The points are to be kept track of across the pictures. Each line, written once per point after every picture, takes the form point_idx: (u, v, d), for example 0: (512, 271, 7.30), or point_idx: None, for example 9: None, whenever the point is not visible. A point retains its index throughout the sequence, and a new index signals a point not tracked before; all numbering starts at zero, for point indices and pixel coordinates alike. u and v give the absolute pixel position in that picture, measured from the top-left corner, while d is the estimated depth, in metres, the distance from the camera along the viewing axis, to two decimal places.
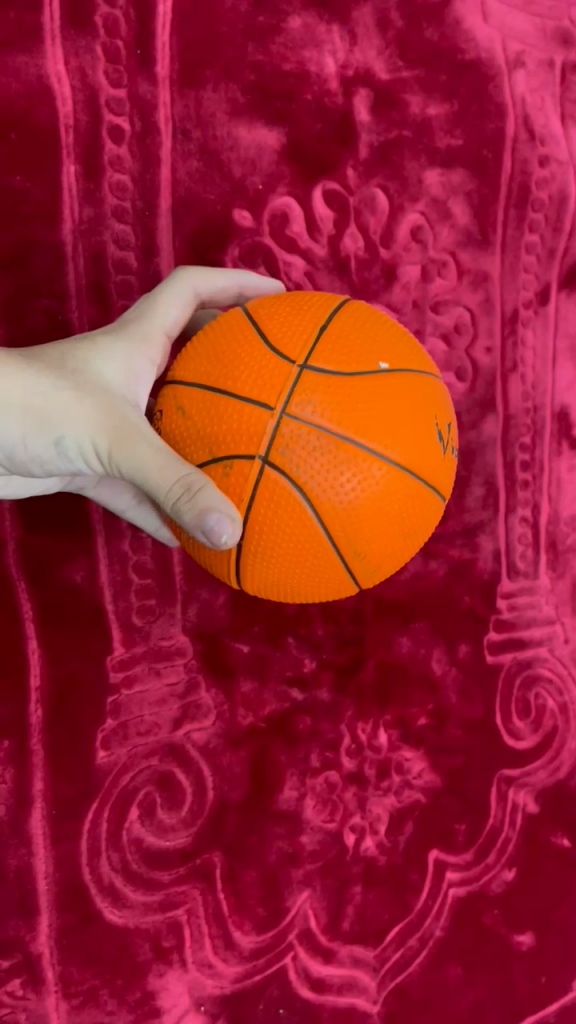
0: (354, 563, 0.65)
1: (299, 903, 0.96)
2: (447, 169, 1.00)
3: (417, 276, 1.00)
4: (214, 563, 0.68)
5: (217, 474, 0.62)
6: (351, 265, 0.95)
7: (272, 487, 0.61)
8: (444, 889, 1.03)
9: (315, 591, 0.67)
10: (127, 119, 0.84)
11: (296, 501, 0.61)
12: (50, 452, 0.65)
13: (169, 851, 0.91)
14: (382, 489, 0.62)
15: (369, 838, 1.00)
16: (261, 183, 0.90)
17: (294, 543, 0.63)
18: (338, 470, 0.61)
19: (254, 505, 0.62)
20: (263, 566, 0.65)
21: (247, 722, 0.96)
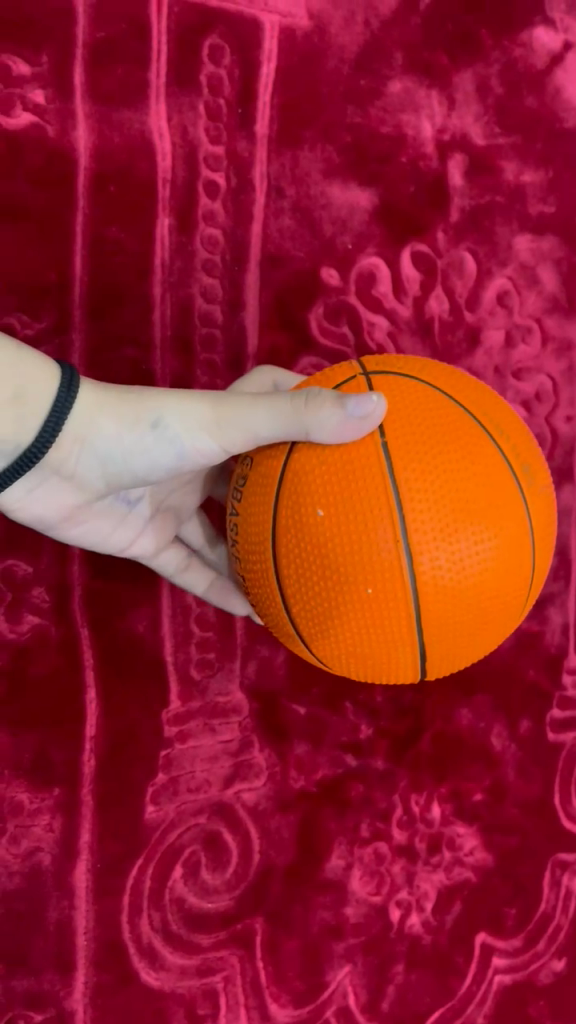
0: (520, 528, 0.61)
1: (338, 978, 0.92)
2: (538, 235, 0.99)
3: (500, 341, 0.98)
4: (386, 595, 0.59)
5: (351, 487, 0.58)
6: (435, 327, 0.94)
7: (408, 442, 0.59)
8: (490, 975, 0.98)
9: (502, 562, 0.60)
10: (223, 176, 0.84)
11: (439, 444, 0.59)
12: (150, 445, 0.64)
13: (210, 914, 0.89)
14: (495, 422, 0.63)
15: (415, 916, 0.97)
16: (350, 242, 0.90)
17: (460, 485, 0.58)
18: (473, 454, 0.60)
19: (401, 459, 0.58)
20: (446, 539, 0.58)
21: (299, 785, 0.94)
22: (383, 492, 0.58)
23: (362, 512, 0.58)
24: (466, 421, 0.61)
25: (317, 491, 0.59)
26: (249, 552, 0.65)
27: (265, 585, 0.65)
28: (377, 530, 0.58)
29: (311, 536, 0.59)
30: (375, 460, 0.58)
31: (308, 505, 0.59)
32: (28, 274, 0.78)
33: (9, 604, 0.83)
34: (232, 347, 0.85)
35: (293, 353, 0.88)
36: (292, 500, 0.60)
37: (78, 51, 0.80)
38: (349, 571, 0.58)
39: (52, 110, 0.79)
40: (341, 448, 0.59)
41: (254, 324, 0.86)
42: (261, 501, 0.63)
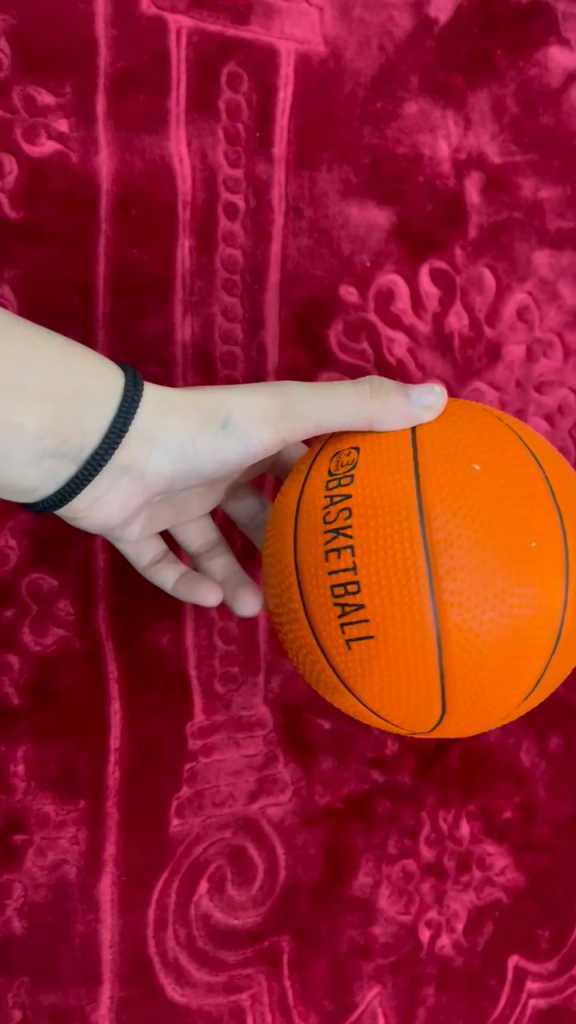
0: None
1: (368, 998, 0.92)
2: (557, 250, 0.99)
3: (521, 356, 0.98)
4: (548, 558, 0.58)
5: (511, 470, 0.59)
6: (454, 343, 0.95)
7: (518, 431, 0.65)
8: (524, 998, 0.97)
9: None
10: (242, 197, 0.86)
11: (547, 451, 0.65)
12: (217, 442, 0.69)
13: (236, 930, 0.88)
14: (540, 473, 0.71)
15: (445, 936, 0.95)
16: (368, 260, 0.91)
17: (562, 471, 0.64)
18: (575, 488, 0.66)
19: (543, 465, 0.62)
20: (571, 507, 0.62)
21: (324, 801, 0.94)
22: (539, 484, 0.60)
23: (513, 465, 0.60)
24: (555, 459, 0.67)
25: (474, 471, 0.58)
26: (371, 529, 0.58)
27: (389, 564, 0.57)
28: (535, 492, 0.59)
29: (469, 486, 0.58)
30: (524, 455, 0.61)
31: (462, 464, 0.59)
32: (51, 296, 0.81)
33: (34, 615, 0.85)
34: (253, 365, 0.87)
35: (314, 368, 0.89)
36: (441, 459, 0.59)
37: (100, 80, 0.83)
38: (516, 519, 0.57)
39: (75, 137, 0.82)
40: (465, 421, 0.63)
41: (274, 341, 0.88)
42: (388, 470, 0.59)
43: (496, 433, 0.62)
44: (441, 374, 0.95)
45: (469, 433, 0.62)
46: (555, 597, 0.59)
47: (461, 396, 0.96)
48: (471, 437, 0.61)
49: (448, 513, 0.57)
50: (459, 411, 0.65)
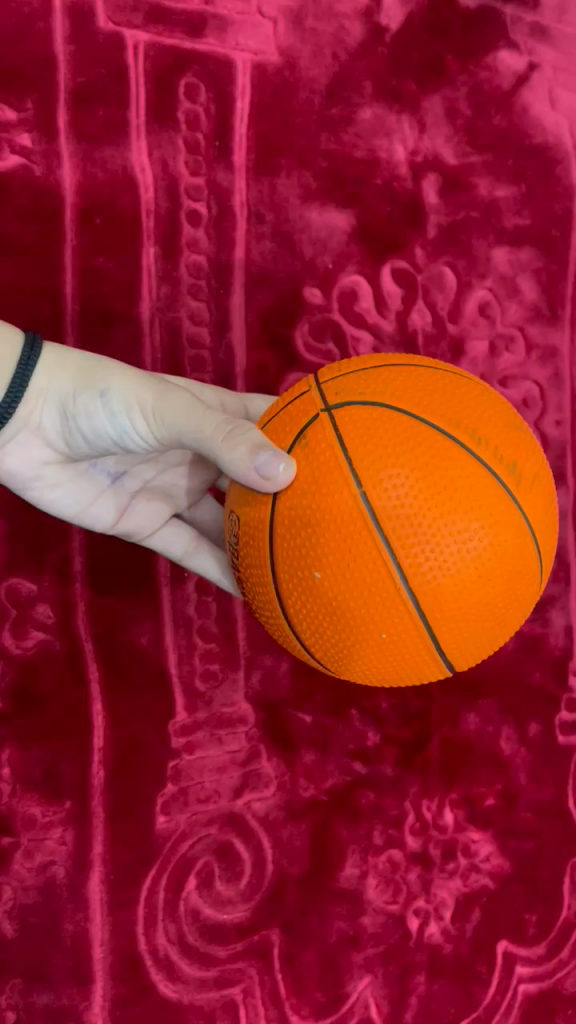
0: (509, 540, 0.60)
1: (360, 989, 0.95)
2: (515, 247, 1.04)
3: (484, 351, 1.04)
4: (402, 632, 0.60)
5: (344, 565, 0.58)
6: (419, 340, 0.99)
7: (375, 484, 0.57)
8: (514, 983, 1.01)
9: (517, 564, 0.61)
10: (204, 204, 0.88)
11: (424, 474, 0.57)
12: (97, 415, 0.70)
13: (226, 925, 0.90)
14: (469, 426, 0.60)
15: (433, 925, 1.00)
16: (331, 261, 0.94)
17: (441, 500, 0.57)
18: (460, 498, 0.58)
19: (390, 526, 0.57)
20: (447, 555, 0.58)
21: (308, 793, 0.96)
22: (380, 564, 0.57)
23: (352, 558, 0.57)
24: (448, 449, 0.59)
25: (315, 571, 0.59)
26: (259, 592, 0.65)
27: (280, 625, 0.66)
28: (380, 578, 0.57)
29: (309, 589, 0.59)
30: (367, 532, 0.57)
31: (305, 563, 0.59)
32: (20, 306, 0.83)
33: (14, 620, 0.86)
34: (221, 366, 0.89)
35: (281, 370, 0.91)
36: (293, 558, 0.60)
37: (61, 95, 0.85)
38: (359, 617, 0.59)
39: (38, 151, 0.84)
40: (313, 492, 0.59)
41: (241, 343, 0.90)
42: (255, 554, 0.63)
43: (339, 507, 0.58)
44: None
45: (309, 512, 0.59)
46: (432, 643, 0.60)
47: None
48: (311, 521, 0.58)
49: (299, 605, 0.61)
50: (325, 458, 0.59)
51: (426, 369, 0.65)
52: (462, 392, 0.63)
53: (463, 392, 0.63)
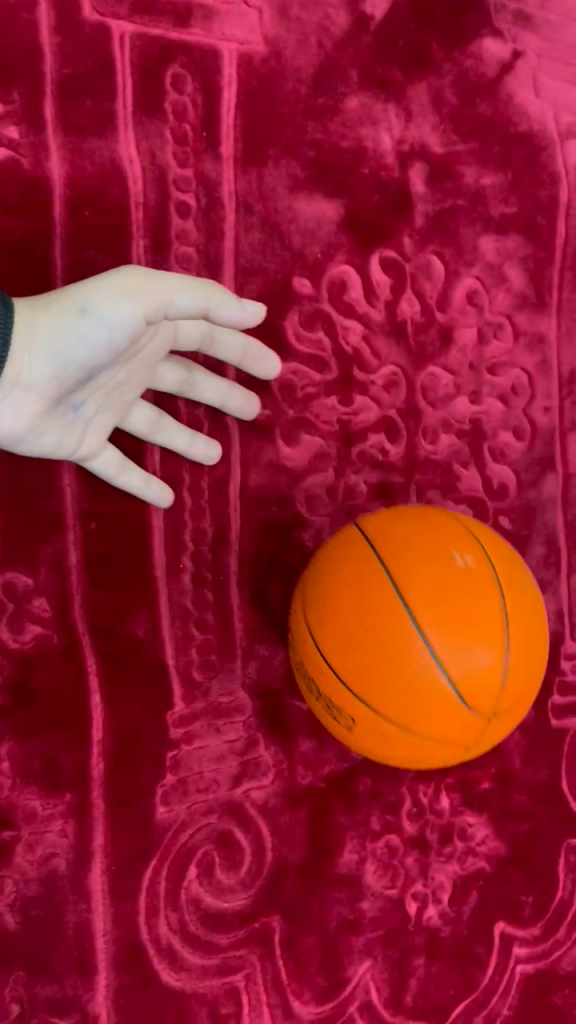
0: (515, 701, 0.77)
1: (360, 973, 0.98)
2: (502, 235, 1.04)
3: (472, 339, 1.04)
4: (433, 753, 0.76)
5: (411, 731, 0.74)
6: (408, 328, 1.00)
7: (440, 700, 0.72)
8: (512, 965, 1.04)
9: (522, 691, 0.77)
10: (193, 195, 0.88)
11: (477, 692, 0.73)
12: (83, 329, 0.72)
13: (227, 912, 0.91)
14: (511, 668, 0.74)
15: (431, 908, 1.02)
16: (320, 251, 0.94)
17: (456, 657, 0.71)
18: (496, 707, 0.74)
19: (445, 722, 0.73)
20: (454, 713, 0.73)
21: (306, 781, 0.96)
22: (436, 730, 0.74)
23: (415, 746, 0.75)
24: (481, 676, 0.72)
25: (389, 731, 0.75)
26: (330, 717, 0.79)
27: (341, 734, 0.80)
28: (433, 738, 0.74)
29: (379, 737, 0.76)
30: (435, 731, 0.74)
31: (380, 736, 0.76)
32: None
33: (11, 614, 0.86)
34: None
35: None
36: (371, 726, 0.76)
37: (47, 87, 0.85)
38: (405, 745, 0.75)
39: (26, 144, 0.84)
40: (390, 693, 0.73)
41: None
42: (333, 694, 0.77)
43: (414, 705, 0.73)
44: (396, 360, 1.00)
45: (389, 721, 0.74)
46: (436, 762, 0.78)
47: (417, 381, 1.01)
48: (391, 728, 0.74)
49: (365, 737, 0.77)
50: (402, 669, 0.72)
51: (470, 580, 0.73)
52: (499, 623, 0.74)
53: (503, 560, 0.78)
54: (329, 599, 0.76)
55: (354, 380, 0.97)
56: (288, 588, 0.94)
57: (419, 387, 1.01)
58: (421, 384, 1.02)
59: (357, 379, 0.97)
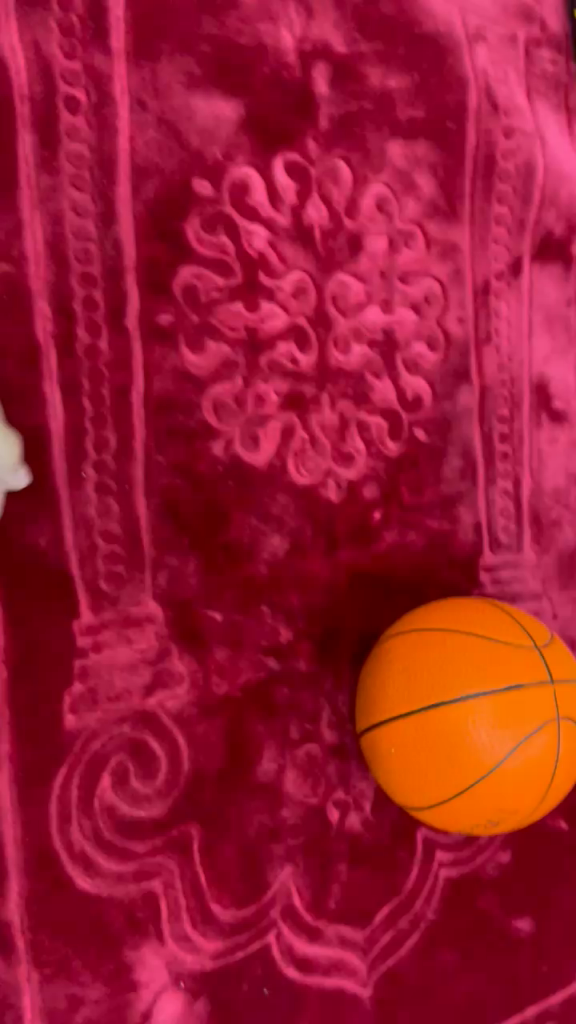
0: (556, 773, 0.88)
1: (281, 878, 0.99)
2: (410, 141, 1.04)
3: (383, 247, 1.03)
4: (495, 807, 0.87)
5: (476, 777, 0.84)
6: (315, 234, 0.99)
7: (499, 741, 0.84)
8: (436, 868, 1.09)
9: (562, 770, 0.89)
10: (83, 90, 0.87)
11: (525, 732, 0.84)
12: None
13: (143, 820, 0.92)
14: (553, 705, 0.86)
15: (354, 814, 1.04)
16: (219, 152, 0.93)
17: (504, 726, 0.84)
18: (542, 740, 0.85)
19: (504, 762, 0.84)
20: (515, 786, 0.85)
21: (222, 689, 0.96)
22: (497, 774, 0.84)
23: (479, 781, 0.84)
24: (530, 714, 0.84)
25: (455, 776, 0.85)
26: (402, 769, 0.88)
27: (410, 801, 0.90)
28: (494, 779, 0.85)
29: (447, 784, 0.86)
30: (496, 772, 0.84)
31: (446, 779, 0.85)
32: None
33: None
34: (110, 259, 0.88)
35: (173, 260, 0.91)
36: (440, 768, 0.85)
37: None
38: (469, 786, 0.85)
39: None
40: (452, 738, 0.84)
41: (129, 235, 0.89)
42: (404, 765, 0.87)
43: (476, 754, 0.84)
44: (304, 264, 0.98)
45: (458, 757, 0.84)
46: (505, 826, 0.91)
47: (326, 287, 1.00)
48: (455, 765, 0.84)
49: (434, 783, 0.86)
50: (461, 716, 0.84)
51: (504, 622, 0.90)
52: (539, 665, 0.87)
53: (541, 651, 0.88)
54: (387, 661, 0.91)
55: (260, 284, 0.96)
56: (199, 505, 0.95)
57: (329, 294, 1.00)
58: (330, 291, 1.00)
59: (263, 284, 0.96)
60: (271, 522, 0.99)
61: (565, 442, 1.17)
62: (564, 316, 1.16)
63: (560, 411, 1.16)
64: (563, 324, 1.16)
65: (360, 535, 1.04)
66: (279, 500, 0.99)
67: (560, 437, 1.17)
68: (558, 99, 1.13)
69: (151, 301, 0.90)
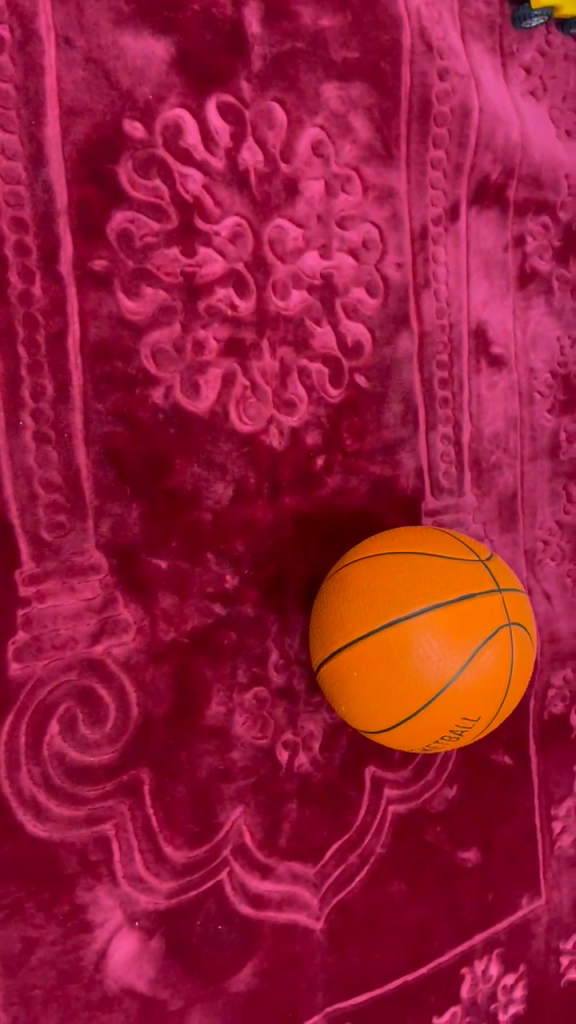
0: (503, 679, 0.92)
1: (233, 818, 1.01)
2: (345, 82, 1.03)
3: (320, 191, 1.03)
4: (448, 715, 0.90)
5: (427, 685, 0.88)
6: (250, 178, 0.98)
7: (446, 647, 0.88)
8: (384, 804, 1.11)
9: (510, 678, 0.93)
10: (6, 27, 0.84)
11: (470, 637, 0.88)
12: None
13: (93, 766, 0.93)
14: (494, 611, 0.90)
15: (302, 755, 1.06)
16: (150, 93, 0.91)
17: (450, 634, 0.88)
18: (487, 645, 0.89)
19: (452, 668, 0.88)
20: (465, 692, 0.89)
21: (169, 636, 0.97)
22: (447, 681, 0.88)
23: (430, 688, 0.88)
24: (474, 619, 0.89)
25: (407, 686, 0.89)
26: (358, 689, 0.92)
27: (369, 720, 0.93)
28: (445, 686, 0.88)
29: (402, 697, 0.89)
30: (445, 677, 0.88)
31: (400, 691, 0.89)
32: None
33: None
34: (41, 203, 0.87)
35: (107, 205, 0.90)
36: (393, 682, 0.89)
37: None
38: (421, 696, 0.89)
39: None
40: (402, 649, 0.88)
41: (60, 179, 0.87)
42: (360, 684, 0.91)
43: (424, 661, 0.88)
44: (240, 209, 0.98)
45: (408, 666, 0.88)
46: (461, 739, 0.95)
47: (263, 233, 0.99)
48: (406, 675, 0.88)
49: (390, 697, 0.90)
50: (408, 629, 0.88)
51: (443, 543, 0.94)
52: (479, 576, 0.92)
53: (480, 565, 0.93)
54: (340, 591, 0.94)
55: (196, 229, 0.95)
56: (141, 454, 0.95)
57: (266, 239, 1.00)
58: (267, 236, 1.00)
59: (199, 228, 0.95)
60: (214, 470, 0.99)
61: (504, 387, 1.20)
62: (501, 261, 1.18)
63: (499, 357, 1.19)
64: (500, 269, 1.18)
65: (303, 481, 1.05)
66: (222, 446, 0.99)
67: (498, 382, 1.19)
68: (492, 42, 1.14)
69: (85, 246, 0.89)
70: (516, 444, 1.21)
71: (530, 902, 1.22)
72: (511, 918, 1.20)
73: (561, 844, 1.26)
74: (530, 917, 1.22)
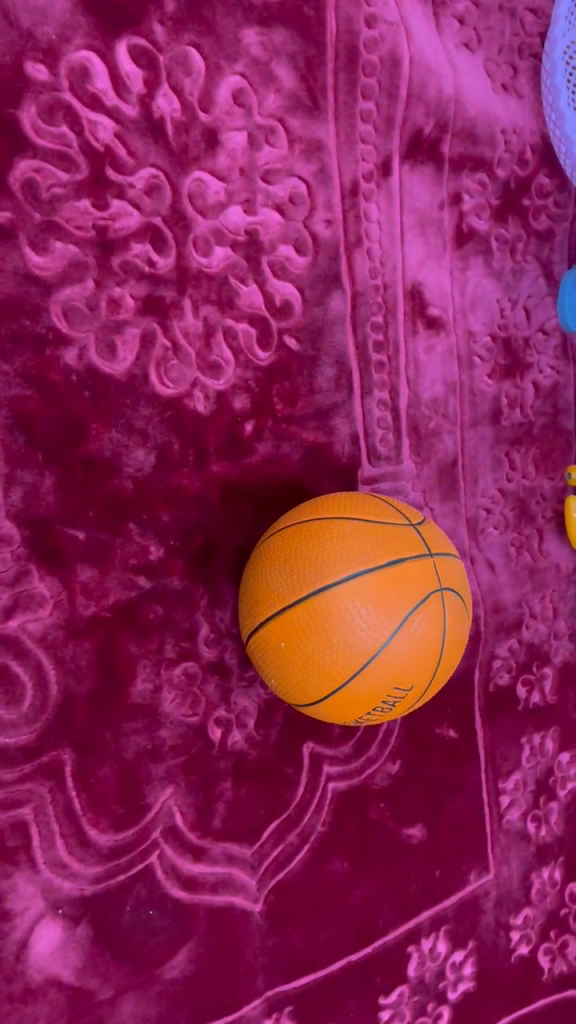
0: (435, 649, 0.89)
1: (162, 800, 0.97)
2: (266, 28, 0.98)
3: (243, 143, 0.98)
4: (377, 687, 0.87)
5: (354, 655, 0.85)
6: (166, 127, 0.93)
7: (374, 616, 0.84)
8: (324, 782, 1.08)
9: (442, 647, 0.90)
10: None
11: (398, 605, 0.85)
12: None
13: (10, 747, 0.88)
14: (424, 577, 0.87)
15: (236, 732, 1.02)
16: (54, 34, 0.86)
17: (378, 601, 0.84)
18: (417, 612, 0.86)
19: (380, 637, 0.85)
20: (394, 662, 0.86)
21: (89, 611, 0.93)
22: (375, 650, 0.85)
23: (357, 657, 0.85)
24: (403, 586, 0.85)
25: (334, 657, 0.85)
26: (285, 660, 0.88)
27: (296, 693, 0.90)
28: (373, 656, 0.85)
29: (329, 668, 0.86)
30: (373, 646, 0.85)
31: (327, 662, 0.86)
32: None
33: None
34: None
35: (9, 154, 0.85)
36: (319, 653, 0.85)
37: None
38: (348, 666, 0.85)
39: None
40: (327, 618, 0.84)
41: None
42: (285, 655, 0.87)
43: (351, 630, 0.84)
44: (156, 160, 0.93)
45: (335, 636, 0.84)
46: (393, 710, 0.92)
47: (182, 186, 0.95)
48: (334, 646, 0.85)
49: (316, 669, 0.86)
50: (334, 597, 0.84)
51: (373, 508, 0.91)
52: (409, 542, 0.88)
53: (411, 530, 0.90)
54: (267, 561, 0.90)
55: (108, 181, 0.90)
56: (54, 419, 0.90)
57: (185, 193, 0.95)
58: (186, 189, 0.95)
59: (111, 180, 0.90)
60: (135, 435, 0.95)
61: (442, 350, 1.16)
62: (436, 220, 1.14)
63: (436, 319, 1.15)
64: (436, 228, 1.14)
65: (232, 448, 1.01)
66: (143, 411, 0.95)
67: (436, 345, 1.15)
68: None
69: None
70: (455, 409, 1.18)
71: (478, 877, 1.20)
72: (458, 894, 1.18)
73: (509, 818, 1.23)
74: (478, 892, 1.20)
